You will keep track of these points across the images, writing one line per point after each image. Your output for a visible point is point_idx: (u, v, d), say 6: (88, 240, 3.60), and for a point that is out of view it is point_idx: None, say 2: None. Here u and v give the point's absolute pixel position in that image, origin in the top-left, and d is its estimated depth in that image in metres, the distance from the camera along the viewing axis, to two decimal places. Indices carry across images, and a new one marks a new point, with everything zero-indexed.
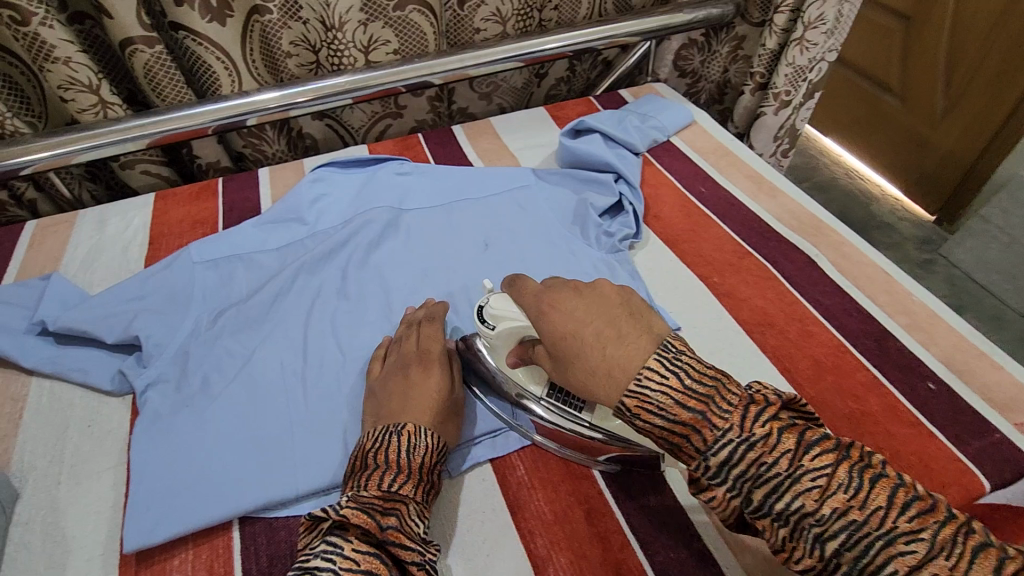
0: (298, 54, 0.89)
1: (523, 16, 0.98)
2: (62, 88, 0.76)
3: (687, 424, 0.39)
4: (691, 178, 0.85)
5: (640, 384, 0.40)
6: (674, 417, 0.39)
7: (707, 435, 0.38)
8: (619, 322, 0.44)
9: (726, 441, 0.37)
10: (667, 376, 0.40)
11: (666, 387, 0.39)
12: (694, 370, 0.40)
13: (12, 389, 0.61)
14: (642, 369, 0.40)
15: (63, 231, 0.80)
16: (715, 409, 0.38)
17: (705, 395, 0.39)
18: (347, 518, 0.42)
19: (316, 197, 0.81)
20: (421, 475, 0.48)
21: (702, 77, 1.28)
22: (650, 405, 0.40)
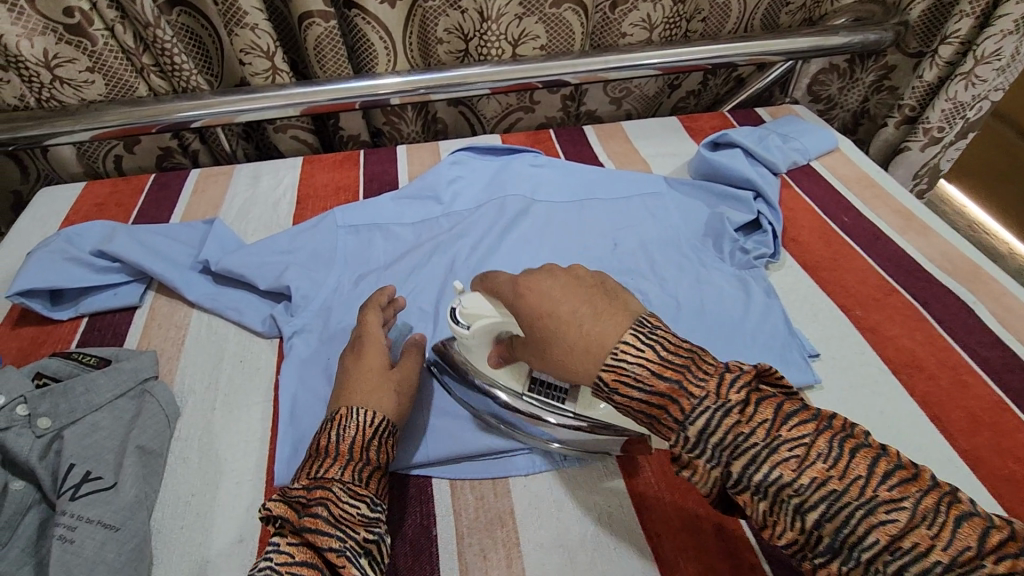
0: (450, 41, 0.93)
1: (672, 25, 0.97)
2: (243, 51, 0.83)
3: (663, 395, 0.37)
4: (832, 205, 0.81)
5: (616, 358, 0.38)
6: (651, 387, 0.37)
7: (685, 404, 0.36)
8: (597, 299, 0.41)
9: (703, 409, 0.36)
10: (644, 347, 0.38)
11: (643, 358, 0.38)
12: (671, 344, 0.38)
13: (176, 317, 0.67)
14: (618, 343, 0.38)
15: (222, 181, 0.87)
16: (692, 381, 0.37)
17: (681, 367, 0.37)
18: (269, 512, 0.43)
19: (453, 178, 0.84)
20: (360, 456, 0.46)
21: (838, 104, 1.21)
22: (626, 378, 0.38)
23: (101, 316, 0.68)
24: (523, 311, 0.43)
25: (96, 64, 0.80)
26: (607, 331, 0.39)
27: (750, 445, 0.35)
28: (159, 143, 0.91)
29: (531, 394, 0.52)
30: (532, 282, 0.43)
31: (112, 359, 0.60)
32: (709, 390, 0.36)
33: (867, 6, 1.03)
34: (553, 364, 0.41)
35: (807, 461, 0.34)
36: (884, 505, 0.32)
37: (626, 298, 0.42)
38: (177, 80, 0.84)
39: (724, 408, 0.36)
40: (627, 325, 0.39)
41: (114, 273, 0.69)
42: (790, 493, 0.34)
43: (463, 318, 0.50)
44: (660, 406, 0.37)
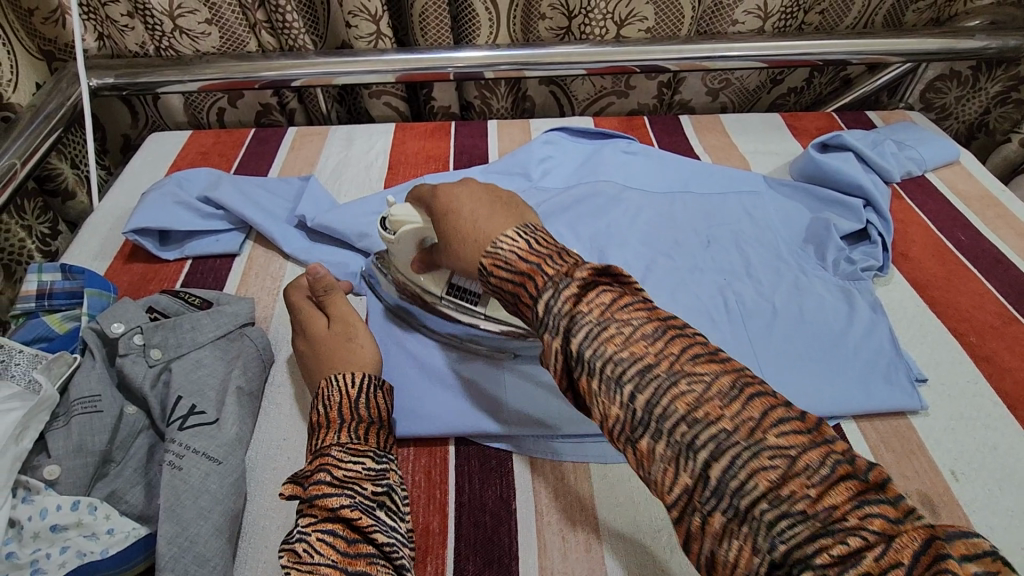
0: (552, 18, 0.90)
1: (787, 15, 0.92)
2: (351, 14, 0.83)
3: (524, 275, 0.39)
4: (948, 222, 0.76)
5: (494, 246, 0.41)
6: (516, 269, 0.40)
7: (539, 282, 0.38)
8: (498, 208, 0.44)
9: (554, 284, 0.37)
10: (519, 239, 0.41)
11: (515, 247, 0.40)
12: (545, 240, 0.41)
13: (272, 268, 0.70)
14: (500, 236, 0.41)
15: (317, 141, 0.89)
16: (550, 265, 0.38)
17: (544, 255, 0.39)
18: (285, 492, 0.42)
19: (544, 157, 0.83)
20: (348, 416, 0.47)
21: (952, 115, 1.13)
22: (499, 260, 0.40)
23: (203, 260, 0.71)
24: (437, 205, 0.48)
25: (214, 17, 0.83)
26: (491, 225, 0.43)
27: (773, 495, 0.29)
28: (260, 99, 0.94)
29: (449, 298, 0.57)
30: (447, 188, 0.48)
31: (215, 302, 0.62)
32: (742, 427, 0.30)
33: (1006, 9, 0.97)
34: (458, 264, 0.44)
35: (790, 475, 0.29)
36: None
37: (524, 210, 0.45)
38: (285, 39, 0.86)
39: (756, 453, 0.30)
40: (512, 224, 0.42)
41: (217, 220, 0.72)
42: (742, 491, 0.29)
43: (391, 224, 0.55)
44: (520, 285, 0.39)
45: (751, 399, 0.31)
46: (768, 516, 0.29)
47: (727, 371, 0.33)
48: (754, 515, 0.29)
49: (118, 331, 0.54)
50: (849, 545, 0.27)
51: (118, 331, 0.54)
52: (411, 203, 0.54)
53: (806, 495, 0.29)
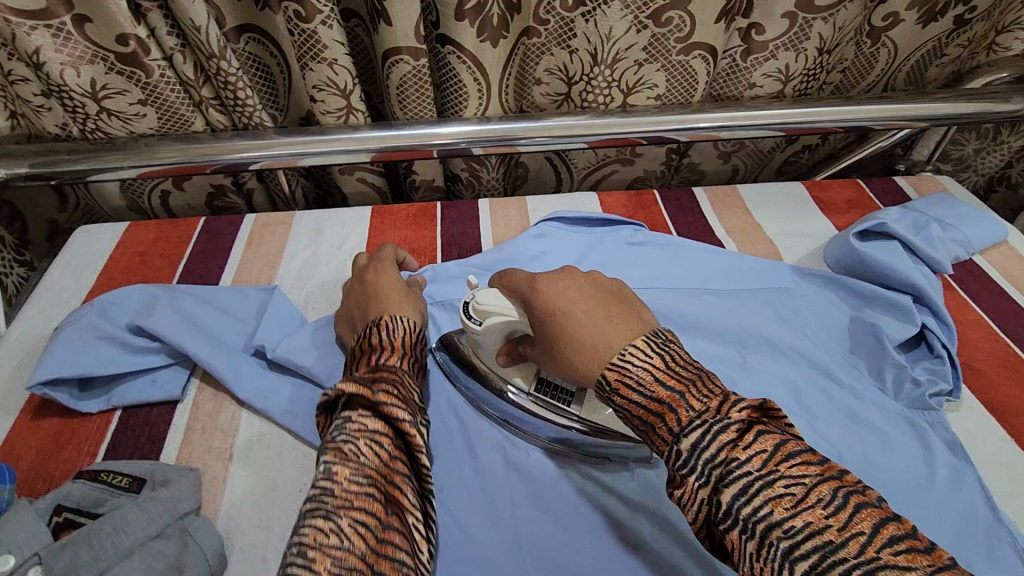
0: (549, 83, 0.79)
1: (810, 77, 0.81)
2: (316, 88, 0.70)
3: (662, 403, 0.39)
4: (1011, 320, 0.67)
5: (623, 358, 0.41)
6: (651, 393, 0.39)
7: (682, 414, 0.38)
8: (613, 308, 0.46)
9: (707, 423, 0.37)
10: (652, 356, 0.40)
11: (650, 366, 0.40)
12: (680, 359, 0.41)
13: (223, 420, 0.56)
14: (627, 346, 0.41)
15: (279, 233, 0.75)
16: (694, 396, 0.38)
17: (686, 381, 0.39)
18: (344, 390, 0.43)
19: (543, 250, 0.71)
20: (408, 350, 0.50)
21: (971, 167, 1.06)
22: (629, 380, 0.40)
23: (135, 410, 0.57)
24: (536, 300, 0.48)
25: (149, 97, 0.68)
26: (611, 335, 0.43)
27: (813, 535, 0.32)
28: (211, 181, 0.80)
29: (538, 396, 0.54)
30: (547, 282, 0.48)
31: (148, 480, 0.50)
32: (851, 541, 0.31)
33: None
34: (562, 361, 0.45)
35: (806, 504, 0.33)
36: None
37: (641, 313, 0.46)
38: (238, 116, 0.73)
39: (854, 561, 0.30)
40: (636, 337, 0.42)
41: (153, 355, 0.59)
42: (780, 535, 0.32)
43: (476, 314, 0.53)
44: (658, 414, 0.39)
45: (857, 507, 0.32)
46: (801, 554, 0.31)
47: (825, 477, 0.34)
48: (787, 552, 0.32)
49: (5, 568, 0.42)
50: None
51: (5, 567, 0.42)
52: (498, 292, 0.52)
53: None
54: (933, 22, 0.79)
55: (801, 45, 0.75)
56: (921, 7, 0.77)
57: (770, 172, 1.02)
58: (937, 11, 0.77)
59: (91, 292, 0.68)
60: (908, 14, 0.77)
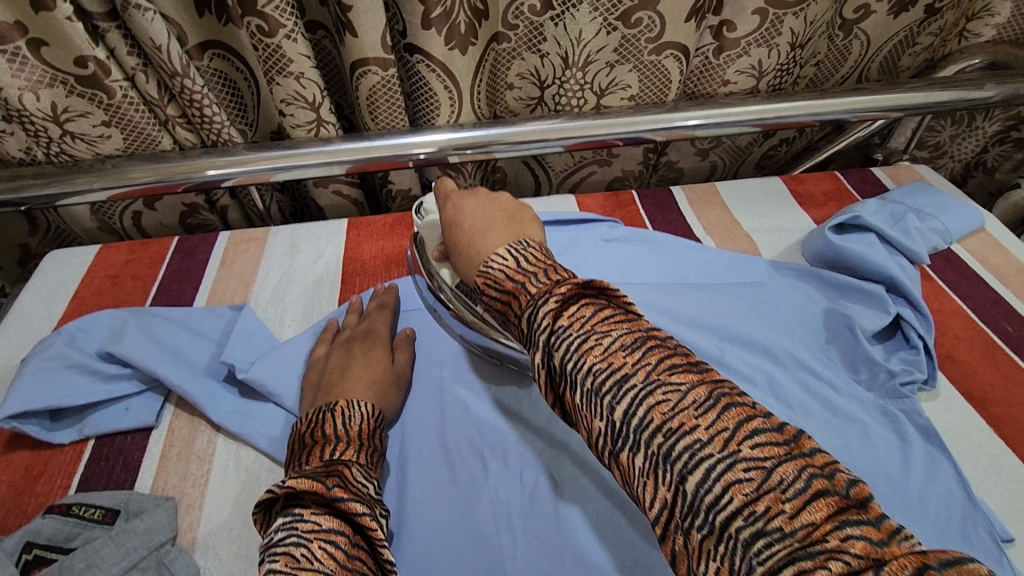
0: (520, 88, 0.78)
1: (782, 72, 0.81)
2: (284, 102, 0.69)
3: (513, 296, 0.42)
4: (990, 310, 0.67)
5: (487, 265, 0.45)
6: (503, 288, 0.43)
7: (526, 306, 0.40)
8: (501, 221, 0.52)
9: (534, 304, 0.39)
10: (511, 257, 0.45)
11: (505, 266, 0.44)
12: (537, 258, 0.44)
13: (198, 445, 0.56)
14: (493, 253, 0.46)
15: (254, 250, 0.74)
16: (534, 286, 0.41)
17: (531, 274, 0.42)
18: (291, 488, 0.42)
19: None
20: (364, 439, 0.50)
21: (948, 153, 1.05)
22: (492, 282, 0.44)
23: (107, 438, 0.56)
24: (445, 214, 0.56)
25: (113, 118, 0.67)
26: (490, 242, 0.49)
27: (748, 513, 0.29)
28: (184, 199, 0.79)
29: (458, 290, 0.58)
30: (457, 198, 0.56)
31: (122, 511, 0.49)
32: (804, 529, 0.27)
33: (1004, 47, 0.88)
34: (458, 264, 0.53)
35: (766, 488, 0.29)
36: (742, 462, 0.30)
37: (526, 229, 0.51)
38: (206, 133, 0.71)
39: (650, 389, 0.33)
40: (510, 240, 0.48)
41: (125, 382, 0.58)
42: (738, 522, 0.29)
43: (422, 211, 0.63)
44: (509, 303, 0.43)
45: (817, 494, 0.28)
46: (756, 544, 0.28)
47: (792, 457, 0.30)
48: (745, 544, 0.28)
49: None
50: None
51: None
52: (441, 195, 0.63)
53: (690, 423, 0.32)
54: (905, 12, 0.79)
55: (772, 41, 0.75)
56: None
57: (749, 166, 1.02)
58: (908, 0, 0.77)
59: (62, 319, 0.66)
60: (878, 6, 0.77)
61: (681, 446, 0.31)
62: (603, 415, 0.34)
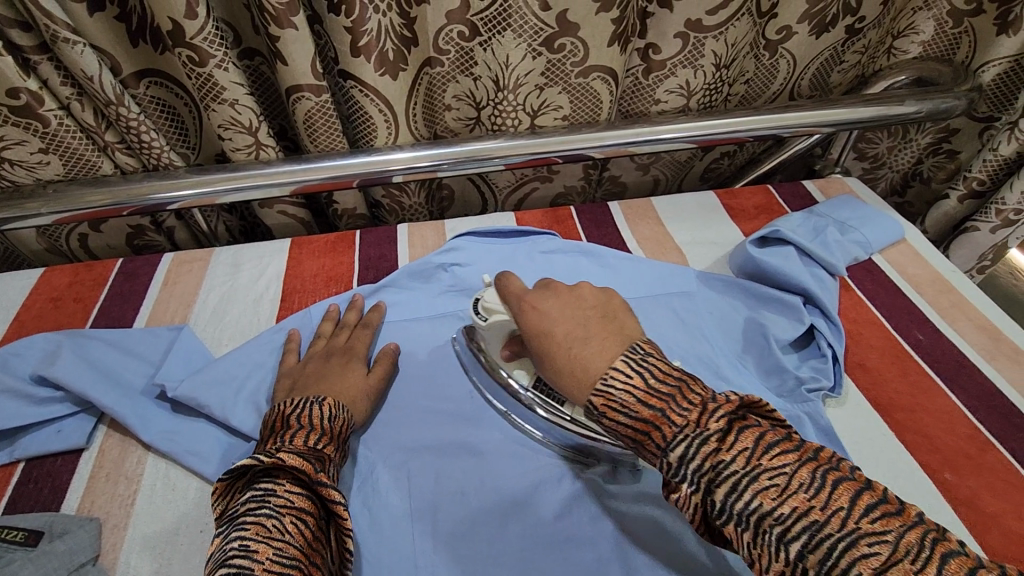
0: (459, 109, 0.81)
1: (712, 91, 0.84)
2: (221, 127, 0.71)
3: (647, 421, 0.40)
4: (903, 318, 0.70)
5: (606, 383, 0.42)
6: (635, 413, 0.41)
7: (666, 431, 0.39)
8: (600, 336, 0.47)
9: (687, 436, 0.39)
10: (633, 375, 0.42)
11: (630, 386, 0.42)
12: (659, 371, 0.42)
13: (127, 466, 0.57)
14: (609, 370, 0.43)
15: (196, 270, 0.76)
16: (676, 412, 0.40)
17: (666, 398, 0.40)
18: (281, 460, 0.45)
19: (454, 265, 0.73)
20: (338, 435, 0.52)
21: (886, 164, 1.08)
22: (614, 403, 0.42)
23: (39, 461, 0.57)
24: (528, 332, 0.51)
25: (51, 145, 0.69)
26: (592, 354, 0.45)
27: (778, 513, 0.35)
28: (129, 222, 0.81)
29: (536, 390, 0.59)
30: (535, 301, 0.53)
31: (45, 532, 0.51)
32: (833, 517, 0.34)
33: (931, 64, 0.90)
34: (550, 381, 0.49)
35: (789, 491, 0.35)
36: (865, 537, 0.33)
37: (624, 327, 0.48)
38: (147, 158, 0.73)
39: (754, 475, 0.36)
40: (617, 356, 0.44)
41: (57, 405, 0.59)
42: (773, 524, 0.35)
43: (484, 311, 0.59)
44: (642, 432, 0.41)
45: (834, 485, 0.35)
46: (793, 537, 0.34)
47: (803, 461, 0.37)
48: (781, 537, 0.35)
49: None
50: (871, 557, 0.32)
51: None
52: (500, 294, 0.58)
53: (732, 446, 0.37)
54: (825, 32, 0.83)
55: (696, 62, 0.78)
56: (811, 20, 0.80)
57: (693, 179, 1.05)
58: (827, 22, 0.81)
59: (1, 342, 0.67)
60: (800, 27, 0.81)
61: (799, 529, 0.34)
62: (695, 481, 0.38)
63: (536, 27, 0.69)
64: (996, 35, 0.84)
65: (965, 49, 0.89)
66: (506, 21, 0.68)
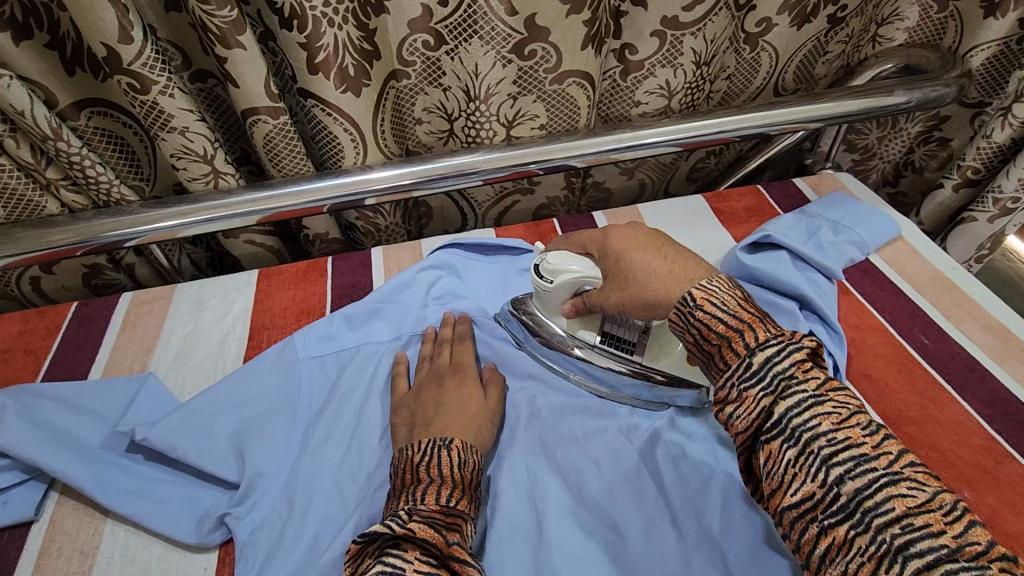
0: (430, 122, 0.77)
1: (694, 89, 0.80)
2: (174, 157, 0.66)
3: (743, 321, 0.45)
4: (906, 322, 0.66)
5: (708, 285, 0.49)
6: (733, 312, 0.46)
7: (760, 333, 0.45)
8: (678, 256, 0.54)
9: (773, 334, 0.44)
10: (733, 288, 0.48)
11: (732, 297, 0.47)
12: (751, 297, 0.48)
13: (83, 537, 0.52)
14: (712, 280, 0.49)
15: (157, 310, 0.71)
16: (768, 324, 0.45)
17: (760, 313, 0.46)
18: (414, 533, 0.42)
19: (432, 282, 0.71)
20: (468, 487, 0.49)
21: (877, 155, 1.04)
22: (714, 300, 0.47)
23: None
24: (608, 254, 0.55)
25: None
26: (682, 271, 0.52)
27: (831, 437, 0.39)
28: (84, 262, 0.75)
29: (602, 346, 0.61)
30: (620, 233, 0.56)
31: None
32: (881, 455, 0.38)
33: (917, 51, 0.86)
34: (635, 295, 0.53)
35: (844, 425, 0.40)
36: (905, 480, 0.37)
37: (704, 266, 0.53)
38: (96, 194, 0.68)
39: (819, 403, 0.41)
40: (711, 275, 0.50)
41: (3, 474, 0.54)
42: (823, 442, 0.39)
43: (548, 273, 0.58)
44: (730, 338, 0.45)
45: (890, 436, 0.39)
46: (837, 459, 0.39)
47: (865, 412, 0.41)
48: (825, 458, 0.39)
49: None
50: (908, 497, 0.36)
51: None
52: (571, 255, 0.57)
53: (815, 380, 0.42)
54: (807, 23, 0.79)
55: (676, 60, 0.74)
56: (792, 10, 0.76)
57: (680, 180, 1.01)
58: (809, 12, 0.77)
59: None
60: (780, 18, 0.77)
61: (845, 454, 0.39)
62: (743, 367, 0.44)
63: (504, 33, 0.65)
64: (984, 18, 0.81)
65: (952, 34, 0.86)
66: (472, 28, 0.64)
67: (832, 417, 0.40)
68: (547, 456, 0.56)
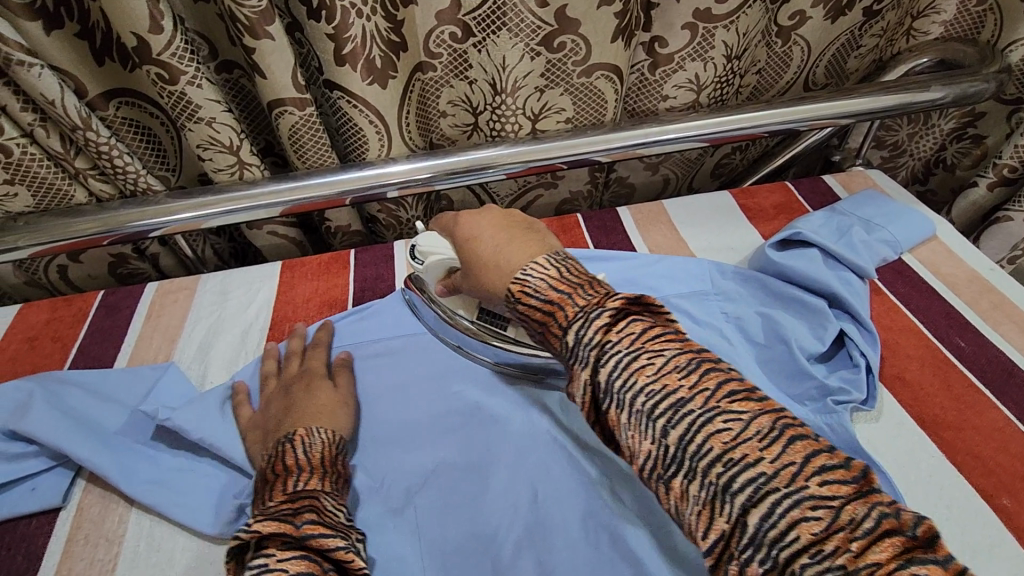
0: (455, 115, 0.76)
1: (723, 83, 0.78)
2: (200, 147, 0.66)
3: (553, 303, 0.41)
4: (941, 324, 0.65)
5: (524, 273, 0.44)
6: (545, 297, 0.42)
7: (569, 310, 0.41)
8: (518, 233, 0.50)
9: (583, 315, 0.39)
10: (550, 268, 0.44)
11: (545, 275, 0.43)
12: (576, 269, 0.44)
13: (108, 525, 0.53)
14: (533, 262, 0.44)
15: (182, 301, 0.71)
16: (579, 296, 0.41)
17: (576, 284, 0.42)
18: None
19: None
20: None
21: (907, 151, 1.02)
22: (528, 288, 0.43)
23: (11, 524, 0.53)
24: (460, 234, 0.53)
25: (17, 175, 0.64)
26: (512, 251, 0.47)
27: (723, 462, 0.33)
28: (110, 251, 0.76)
29: (481, 322, 0.59)
30: (468, 219, 0.53)
31: None
32: (783, 471, 0.32)
33: (954, 45, 0.84)
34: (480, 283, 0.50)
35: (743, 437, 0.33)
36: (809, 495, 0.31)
37: (545, 237, 0.49)
38: (123, 183, 0.68)
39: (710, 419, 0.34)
40: (539, 254, 0.46)
41: (31, 460, 0.54)
42: (713, 461, 0.34)
43: (419, 254, 0.59)
44: (547, 316, 0.41)
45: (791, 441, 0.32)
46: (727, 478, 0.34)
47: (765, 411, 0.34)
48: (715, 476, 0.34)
49: None
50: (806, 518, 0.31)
51: None
52: (434, 234, 0.57)
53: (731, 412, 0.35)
54: (842, 16, 0.77)
55: (707, 54, 0.72)
56: (827, 3, 0.74)
57: (704, 176, 0.99)
58: (844, 5, 0.75)
59: None
60: (814, 11, 0.75)
61: (736, 472, 0.33)
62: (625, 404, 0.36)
63: (533, 26, 0.64)
64: None
65: (990, 27, 0.83)
66: (500, 20, 0.63)
67: (720, 425, 0.35)
68: (571, 456, 0.55)
